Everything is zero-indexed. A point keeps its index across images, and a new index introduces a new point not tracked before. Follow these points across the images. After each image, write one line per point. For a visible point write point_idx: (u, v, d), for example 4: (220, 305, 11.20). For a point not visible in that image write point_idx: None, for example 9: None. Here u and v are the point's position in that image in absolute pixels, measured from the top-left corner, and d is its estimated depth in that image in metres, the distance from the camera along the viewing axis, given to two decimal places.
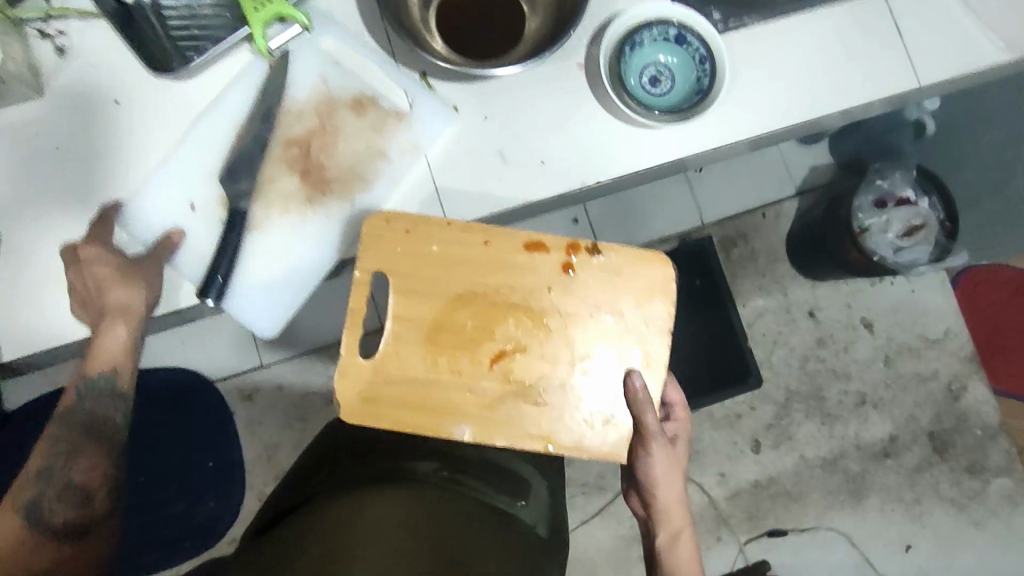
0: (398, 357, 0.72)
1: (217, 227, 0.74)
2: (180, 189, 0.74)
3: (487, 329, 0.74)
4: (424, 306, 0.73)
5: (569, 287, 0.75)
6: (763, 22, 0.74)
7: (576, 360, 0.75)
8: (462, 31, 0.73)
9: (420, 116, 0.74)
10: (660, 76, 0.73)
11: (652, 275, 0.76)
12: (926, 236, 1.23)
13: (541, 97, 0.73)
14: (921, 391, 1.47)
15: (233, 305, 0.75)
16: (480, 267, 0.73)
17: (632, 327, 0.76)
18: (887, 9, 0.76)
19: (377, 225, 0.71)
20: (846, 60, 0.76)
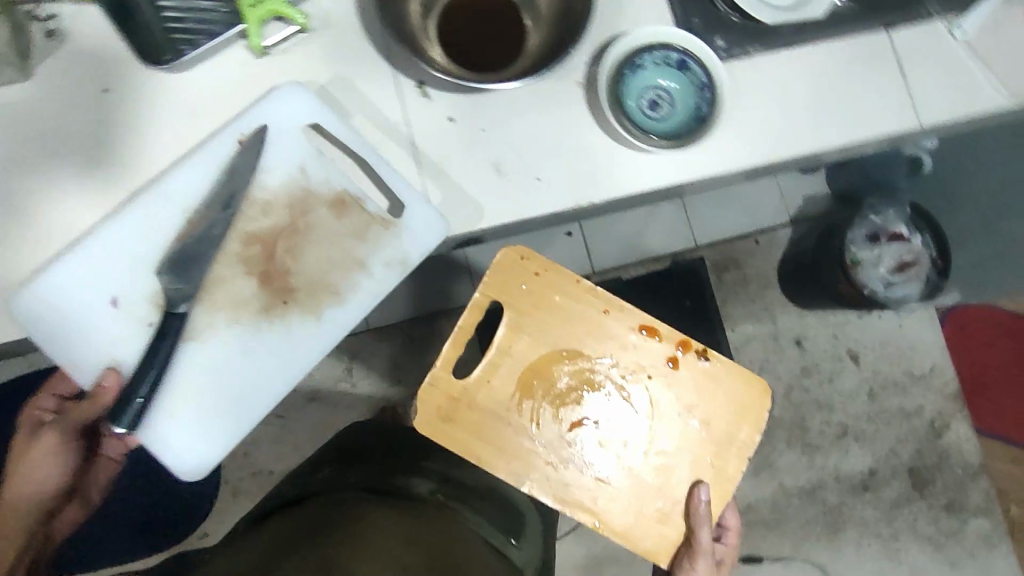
0: (492, 388, 0.86)
1: (143, 332, 0.72)
2: (106, 280, 0.72)
3: (578, 388, 0.88)
4: (530, 350, 0.87)
5: (665, 378, 0.90)
6: (765, 53, 0.74)
7: (653, 444, 0.90)
8: (462, 41, 0.72)
9: (417, 122, 0.74)
10: (659, 101, 0.72)
11: (745, 399, 0.91)
12: (917, 273, 1.23)
13: (541, 113, 0.73)
14: (905, 427, 1.47)
15: (152, 427, 0.73)
16: (591, 331, 0.88)
17: (713, 439, 0.90)
18: (890, 47, 0.76)
19: (513, 259, 0.86)
20: (848, 97, 0.75)
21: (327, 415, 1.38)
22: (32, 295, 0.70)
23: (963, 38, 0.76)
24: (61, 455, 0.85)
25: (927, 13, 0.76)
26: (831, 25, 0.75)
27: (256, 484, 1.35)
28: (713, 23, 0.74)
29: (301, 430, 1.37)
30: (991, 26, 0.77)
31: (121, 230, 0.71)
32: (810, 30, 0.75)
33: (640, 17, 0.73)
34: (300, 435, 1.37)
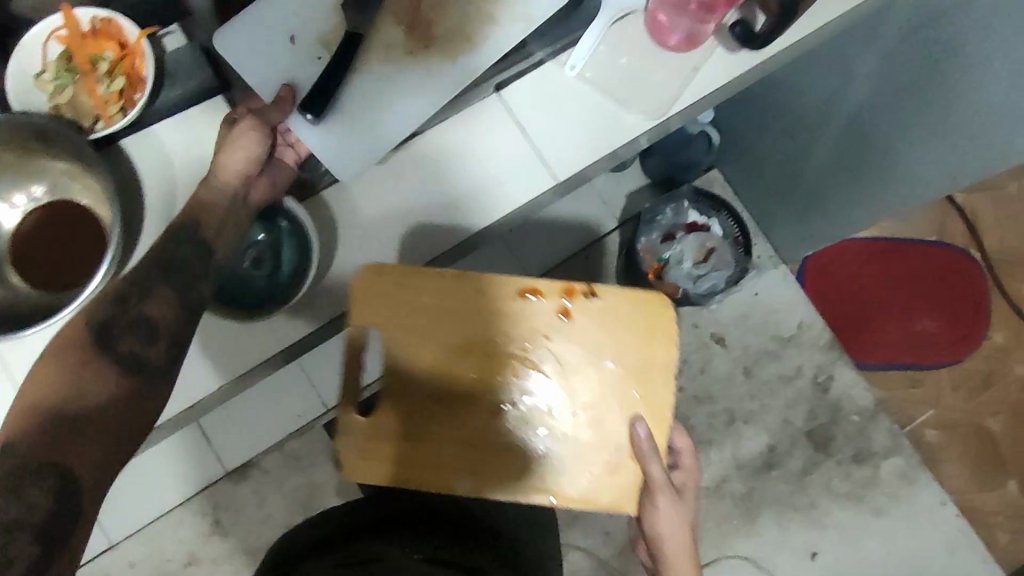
0: (400, 415, 0.75)
1: (317, 60, 0.70)
2: (281, 15, 0.70)
3: (483, 378, 0.75)
4: (416, 363, 0.74)
5: (566, 333, 0.74)
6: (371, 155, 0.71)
7: (575, 401, 0.75)
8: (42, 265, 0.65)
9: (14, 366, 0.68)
10: (259, 258, 0.73)
11: (657, 319, 0.74)
12: (721, 258, 1.18)
13: None
14: (790, 392, 1.42)
15: (377, 126, 0.70)
16: (475, 314, 0.74)
17: (633, 372, 0.75)
18: (506, 107, 0.74)
19: (366, 277, 0.71)
20: (482, 161, 0.73)
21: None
22: (224, 36, 0.69)
23: (577, 76, 0.74)
24: (255, 143, 0.68)
25: (535, 59, 0.73)
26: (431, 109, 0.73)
27: None
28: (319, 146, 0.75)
29: None
30: (608, 50, 0.74)
31: None
32: None
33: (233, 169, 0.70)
34: None
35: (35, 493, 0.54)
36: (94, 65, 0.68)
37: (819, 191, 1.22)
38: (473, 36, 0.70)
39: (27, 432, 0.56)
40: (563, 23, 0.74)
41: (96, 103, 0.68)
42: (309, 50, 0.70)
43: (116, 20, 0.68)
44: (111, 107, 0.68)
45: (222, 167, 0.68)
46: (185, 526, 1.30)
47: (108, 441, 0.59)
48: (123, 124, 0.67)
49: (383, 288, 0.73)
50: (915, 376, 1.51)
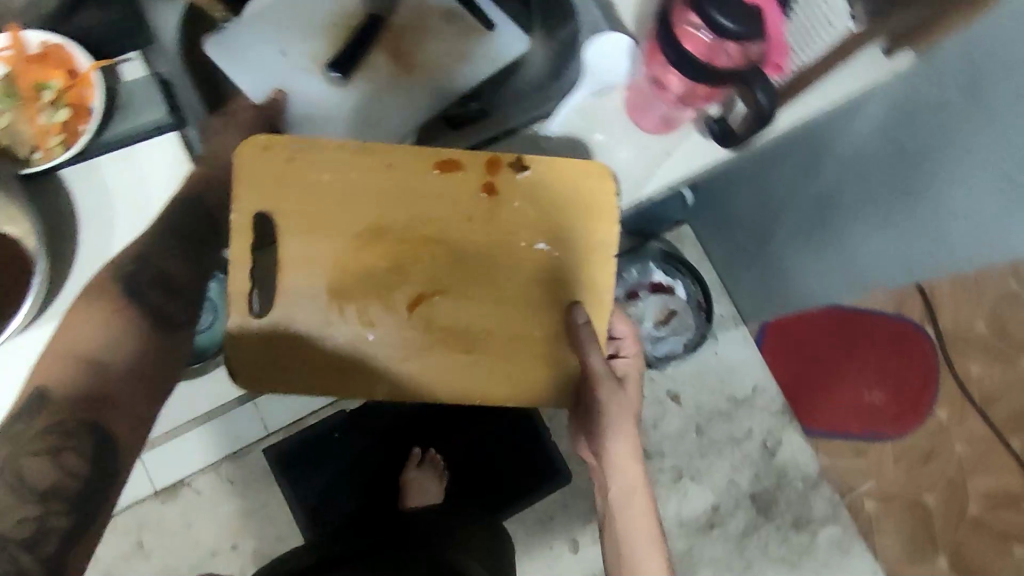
0: (301, 319, 0.67)
1: (310, 68, 0.70)
2: (279, 27, 0.71)
3: (400, 269, 0.68)
4: (322, 250, 0.67)
5: (490, 212, 0.68)
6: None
7: (496, 286, 0.69)
8: None
9: None
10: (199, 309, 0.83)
11: (594, 195, 0.69)
12: (681, 323, 1.19)
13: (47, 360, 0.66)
14: (737, 454, 1.43)
15: (384, 110, 0.71)
16: (390, 195, 0.67)
17: (568, 252, 0.70)
18: None
19: (252, 150, 0.65)
20: None
21: None
22: (218, 40, 0.69)
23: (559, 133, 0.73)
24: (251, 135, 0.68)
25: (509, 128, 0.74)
26: None
27: None
28: None
29: None
30: (585, 123, 0.73)
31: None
32: None
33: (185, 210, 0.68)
34: None
35: (71, 460, 0.56)
36: (39, 93, 0.66)
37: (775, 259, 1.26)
38: (475, 68, 0.73)
39: (60, 385, 0.57)
40: (534, 97, 0.75)
41: (36, 132, 0.65)
42: (301, 65, 0.70)
43: (65, 48, 0.66)
44: (51, 138, 0.66)
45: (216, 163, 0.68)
46: (107, 544, 1.25)
47: (146, 393, 0.60)
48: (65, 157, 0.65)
49: (282, 168, 0.66)
50: (861, 446, 1.51)
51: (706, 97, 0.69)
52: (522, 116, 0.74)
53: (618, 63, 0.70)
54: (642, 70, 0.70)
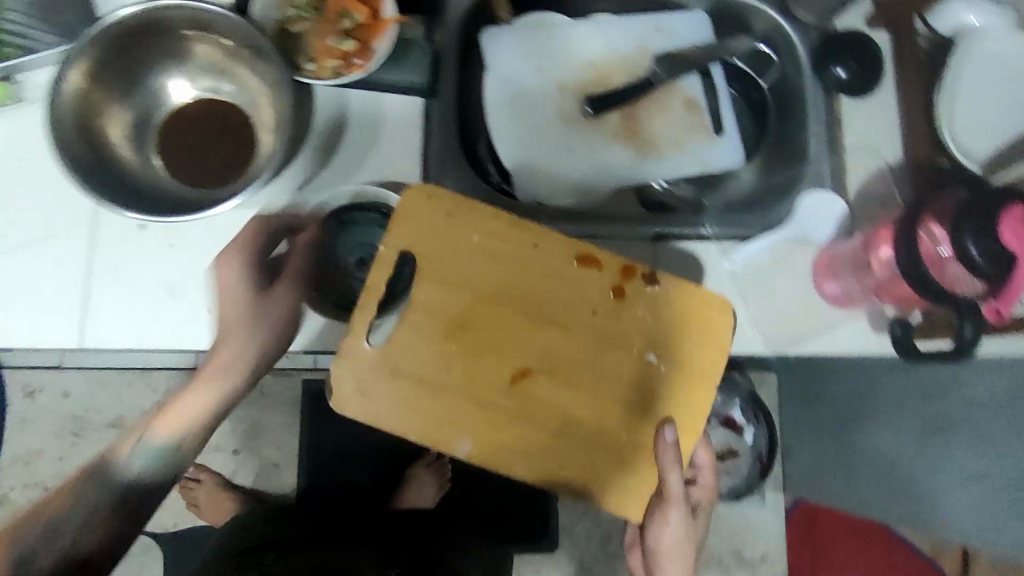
0: (410, 358, 0.64)
1: (559, 91, 0.74)
2: (550, 45, 0.74)
3: (515, 339, 0.65)
4: (446, 300, 0.65)
5: (614, 313, 0.66)
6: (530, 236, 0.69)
7: (600, 384, 0.66)
8: (191, 156, 0.64)
9: (95, 232, 0.64)
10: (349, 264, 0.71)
11: (704, 319, 0.66)
12: (736, 464, 1.17)
13: (229, 247, 0.64)
14: None
15: (601, 158, 0.74)
16: (524, 270, 0.65)
17: (676, 370, 0.66)
18: (653, 260, 0.73)
19: (419, 200, 0.64)
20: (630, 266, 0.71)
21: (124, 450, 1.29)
22: (496, 32, 0.73)
23: (730, 269, 0.72)
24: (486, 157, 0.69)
25: (703, 232, 0.73)
26: (592, 217, 0.72)
27: None
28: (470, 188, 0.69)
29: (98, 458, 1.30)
30: (765, 267, 0.73)
31: (580, 24, 0.76)
32: (573, 216, 0.72)
33: (391, 156, 0.67)
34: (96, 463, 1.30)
35: None
36: (339, 18, 0.63)
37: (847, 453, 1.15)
38: (693, 162, 0.77)
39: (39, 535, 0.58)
40: (739, 217, 0.74)
41: (320, 49, 0.63)
42: (551, 85, 0.74)
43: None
44: (328, 61, 0.63)
45: (430, 142, 0.68)
46: None
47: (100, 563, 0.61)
48: (334, 82, 0.62)
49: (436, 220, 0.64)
50: None
51: (892, 301, 0.69)
52: (720, 226, 0.73)
53: (825, 222, 0.73)
54: (850, 244, 0.72)
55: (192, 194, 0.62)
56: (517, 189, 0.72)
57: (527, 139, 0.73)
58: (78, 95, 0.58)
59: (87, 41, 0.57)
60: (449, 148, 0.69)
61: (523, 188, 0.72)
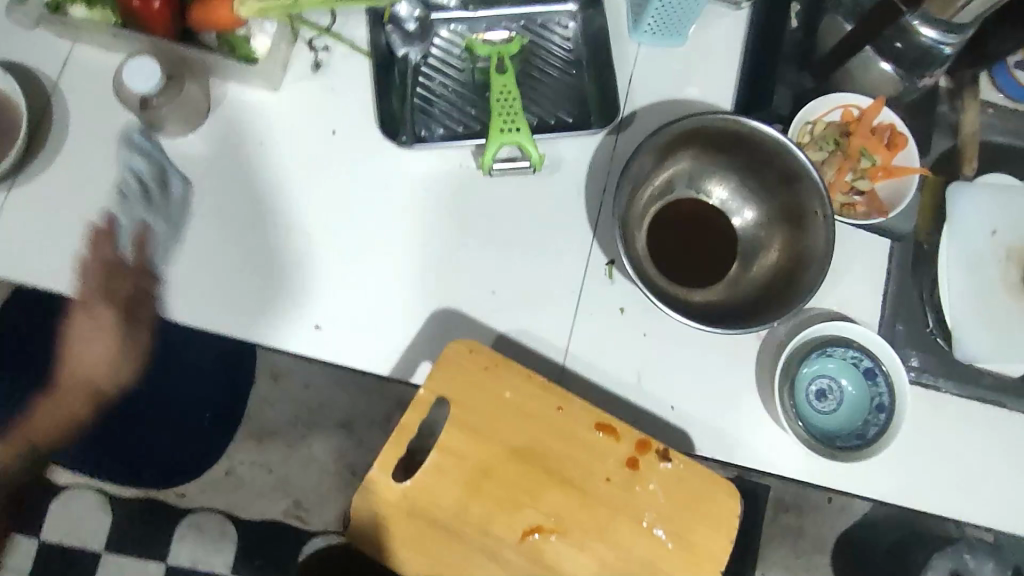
0: (423, 509, 0.60)
1: (1004, 260, 0.73)
2: (1005, 211, 0.74)
3: (529, 498, 0.61)
4: (475, 450, 0.61)
5: (628, 484, 0.62)
6: (972, 399, 0.69)
7: (598, 548, 0.61)
8: (682, 257, 0.67)
9: (579, 304, 0.67)
10: (827, 392, 0.66)
11: (713, 501, 0.62)
12: None
13: (700, 347, 0.66)
14: None
15: None
16: (549, 431, 0.61)
17: (683, 551, 0.62)
18: None
19: (459, 353, 0.61)
20: None
21: None
22: (957, 190, 0.73)
23: None
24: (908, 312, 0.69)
25: None
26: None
27: None
28: (915, 338, 0.70)
29: None
30: None
31: None
32: (1010, 391, 0.70)
33: (854, 286, 0.69)
34: None
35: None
36: (859, 157, 0.67)
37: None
38: None
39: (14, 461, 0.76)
40: None
41: (833, 182, 0.68)
42: (1000, 250, 0.73)
43: (907, 138, 0.67)
44: (837, 195, 0.69)
45: (892, 283, 0.70)
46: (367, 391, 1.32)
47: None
48: (851, 221, 0.66)
49: (475, 377, 0.61)
50: None
51: None
52: None
53: None
54: None
55: (694, 296, 0.65)
56: (954, 349, 0.70)
57: (967, 298, 0.71)
58: (631, 189, 0.63)
59: (660, 138, 0.62)
60: (905, 294, 0.70)
61: (961, 349, 0.70)
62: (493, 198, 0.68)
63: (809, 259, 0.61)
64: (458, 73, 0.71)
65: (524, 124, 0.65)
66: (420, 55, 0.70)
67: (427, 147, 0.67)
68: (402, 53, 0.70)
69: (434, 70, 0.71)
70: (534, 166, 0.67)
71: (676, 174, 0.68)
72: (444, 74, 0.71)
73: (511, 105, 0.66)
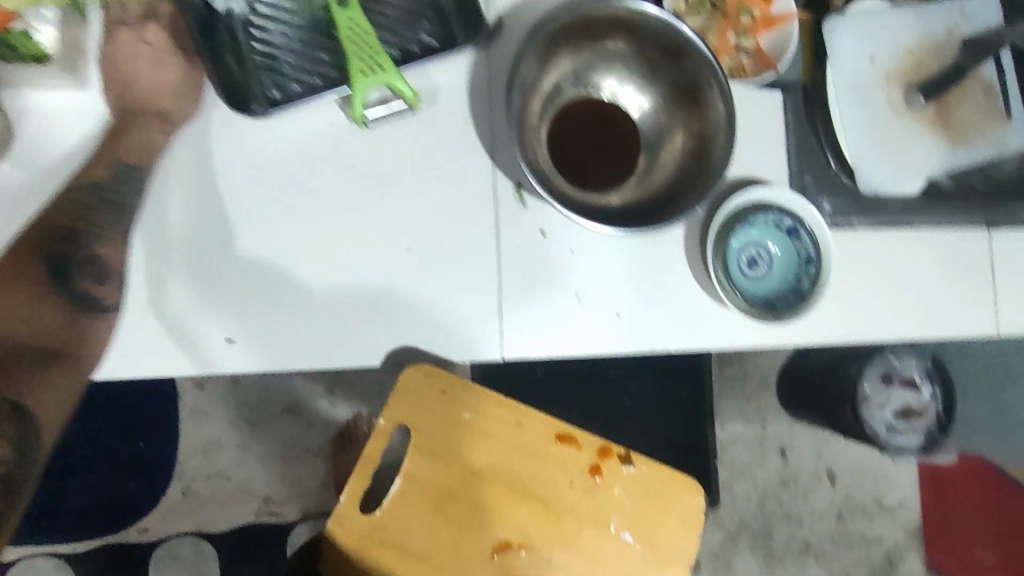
0: (401, 531, 0.71)
1: (888, 84, 0.74)
2: (876, 37, 0.74)
3: (498, 514, 0.73)
4: (449, 474, 0.72)
5: (589, 490, 0.74)
6: (885, 227, 0.72)
7: (563, 548, 0.74)
8: (587, 162, 0.64)
9: (498, 236, 0.63)
10: (758, 259, 0.65)
11: (668, 502, 0.74)
12: (920, 424, 1.22)
13: (625, 248, 0.64)
14: (862, 552, 1.40)
15: (924, 151, 0.74)
16: (515, 452, 0.72)
17: (646, 550, 0.75)
18: (988, 250, 0.73)
19: (416, 379, 0.67)
20: (968, 258, 0.73)
21: (295, 439, 1.15)
22: (830, 27, 0.72)
23: None
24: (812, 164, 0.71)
25: None
26: (929, 209, 0.73)
27: (212, 491, 1.12)
28: (823, 182, 0.71)
29: (271, 448, 1.14)
30: None
31: (902, 12, 0.74)
32: (913, 209, 0.73)
33: (759, 147, 0.68)
34: (268, 455, 1.14)
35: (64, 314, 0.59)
36: (739, 14, 0.67)
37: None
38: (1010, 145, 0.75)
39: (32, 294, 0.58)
40: None
41: (721, 45, 0.67)
42: (881, 76, 0.74)
43: None
44: (726, 58, 0.67)
45: (792, 133, 0.69)
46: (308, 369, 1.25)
47: None
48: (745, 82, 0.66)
49: (436, 404, 0.70)
50: None
51: None
52: None
53: None
54: None
55: (613, 199, 0.62)
56: (856, 185, 0.72)
57: (858, 132, 0.73)
58: (519, 105, 0.59)
59: (529, 46, 0.58)
60: (804, 143, 0.70)
61: (861, 183, 0.72)
62: (376, 147, 0.62)
63: (713, 135, 0.60)
64: (294, 14, 0.61)
65: (387, 61, 0.58)
66: (246, 7, 0.60)
67: (286, 108, 0.60)
68: (222, 7, 0.60)
69: (266, 18, 0.61)
70: (410, 105, 0.60)
71: (561, 73, 0.63)
72: (279, 19, 0.61)
73: (366, 41, 0.58)
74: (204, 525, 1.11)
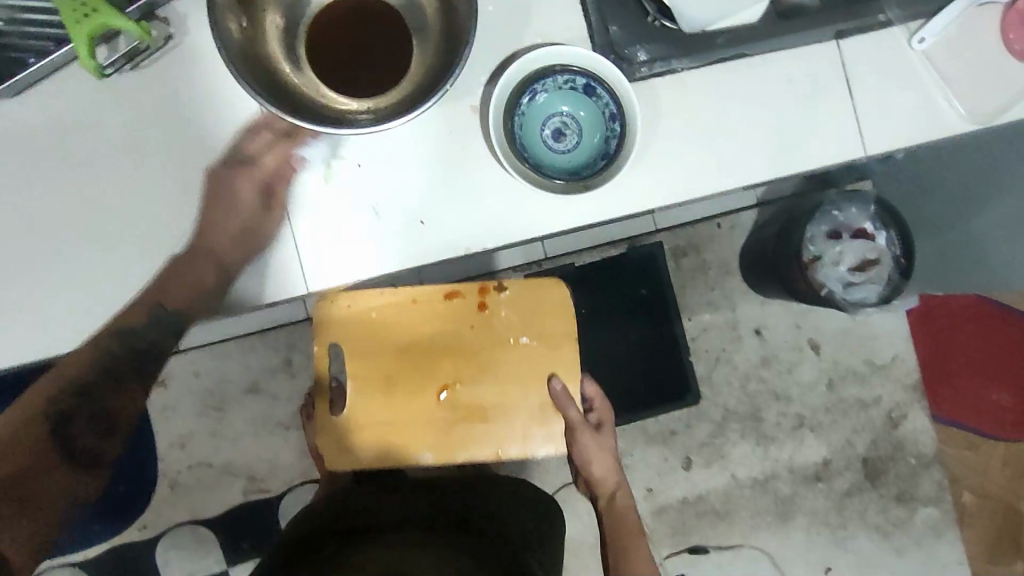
0: (358, 419, 0.67)
1: None
2: None
3: (423, 371, 0.68)
4: (362, 361, 0.67)
5: (487, 325, 0.68)
6: (716, 63, 0.64)
7: (493, 375, 0.69)
8: (352, 66, 0.60)
9: (283, 167, 0.60)
10: (564, 129, 0.63)
11: (546, 297, 0.69)
12: (879, 273, 1.11)
13: (416, 152, 0.60)
14: (861, 416, 1.26)
15: None
16: (406, 320, 0.67)
17: (548, 343, 0.69)
18: (839, 62, 0.66)
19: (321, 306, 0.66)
20: (813, 78, 0.65)
21: (254, 415, 1.13)
22: None
23: (921, 52, 0.66)
24: None
25: (881, 19, 0.64)
26: (767, 33, 0.63)
27: (196, 480, 1.12)
28: (634, 31, 0.63)
29: (238, 429, 1.13)
30: (955, 38, 0.66)
31: None
32: (746, 38, 0.63)
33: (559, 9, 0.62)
34: (235, 436, 1.13)
35: None
36: None
37: (977, 252, 1.00)
38: None
39: None
40: None
41: None
42: None
43: None
44: None
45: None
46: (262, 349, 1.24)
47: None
48: None
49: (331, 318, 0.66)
50: (1006, 452, 1.29)
51: None
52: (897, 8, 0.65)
53: None
54: None
55: (383, 101, 0.59)
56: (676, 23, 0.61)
57: None
58: (242, 33, 0.55)
59: None
60: None
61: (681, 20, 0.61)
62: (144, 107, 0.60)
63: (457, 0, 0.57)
64: None
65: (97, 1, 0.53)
66: None
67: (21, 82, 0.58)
68: None
69: None
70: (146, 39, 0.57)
71: None
72: None
73: None
74: (193, 512, 1.12)
